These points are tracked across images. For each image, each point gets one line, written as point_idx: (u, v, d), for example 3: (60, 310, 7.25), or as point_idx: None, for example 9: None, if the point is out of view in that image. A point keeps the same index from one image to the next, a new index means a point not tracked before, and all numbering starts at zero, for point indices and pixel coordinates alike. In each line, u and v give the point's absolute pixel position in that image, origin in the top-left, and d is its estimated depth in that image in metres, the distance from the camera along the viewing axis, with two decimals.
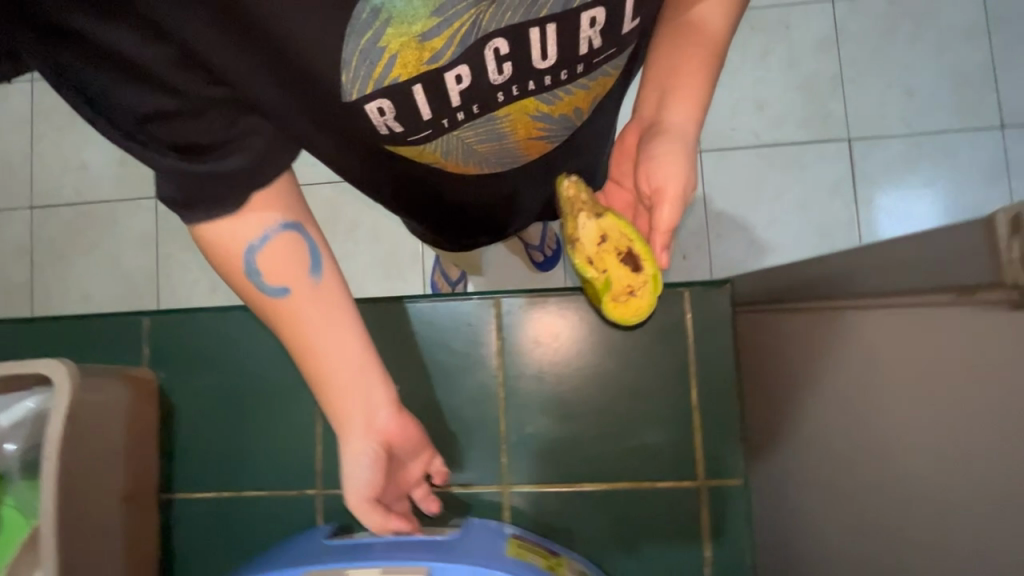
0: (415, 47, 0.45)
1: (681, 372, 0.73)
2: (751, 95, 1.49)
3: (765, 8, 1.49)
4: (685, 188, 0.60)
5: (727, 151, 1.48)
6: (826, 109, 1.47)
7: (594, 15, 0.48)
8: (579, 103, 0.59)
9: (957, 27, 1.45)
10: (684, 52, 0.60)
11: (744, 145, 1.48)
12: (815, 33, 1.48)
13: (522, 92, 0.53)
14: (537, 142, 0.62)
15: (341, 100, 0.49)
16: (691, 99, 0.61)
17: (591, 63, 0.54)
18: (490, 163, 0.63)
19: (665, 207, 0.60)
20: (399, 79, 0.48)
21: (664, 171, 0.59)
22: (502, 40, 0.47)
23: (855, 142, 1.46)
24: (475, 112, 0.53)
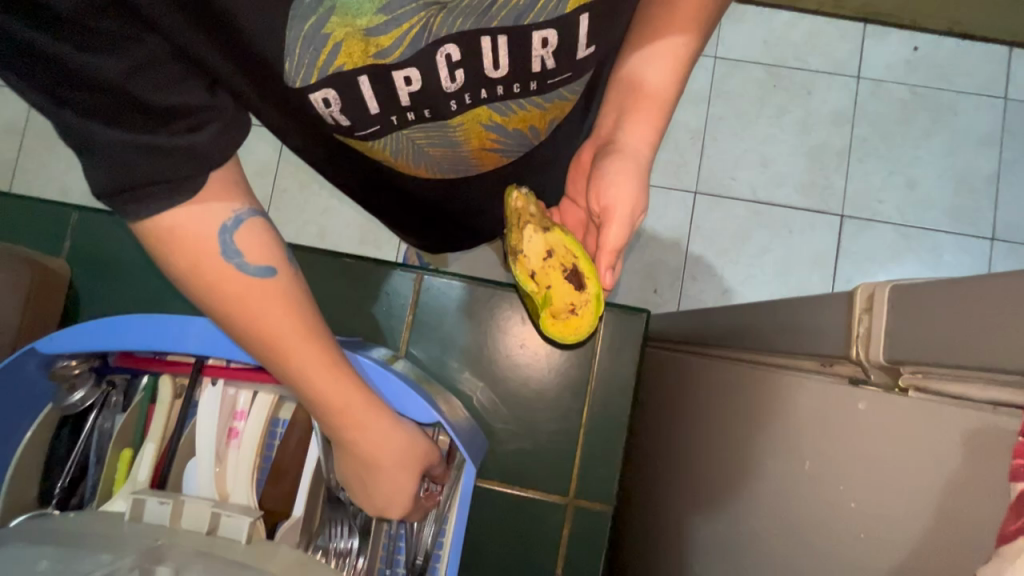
0: (359, 41, 0.42)
1: (580, 389, 0.74)
2: (757, 151, 1.49)
3: (791, 69, 1.50)
4: (633, 211, 0.56)
5: (721, 199, 1.48)
6: (826, 182, 1.47)
7: (546, 37, 0.44)
8: (535, 121, 0.57)
9: (971, 132, 1.46)
10: (648, 74, 0.56)
11: (738, 198, 1.48)
12: (832, 105, 1.49)
13: (474, 100, 0.50)
14: (492, 153, 0.61)
15: (288, 85, 0.46)
16: (649, 123, 0.57)
17: (546, 84, 0.50)
18: (443, 167, 0.63)
19: (611, 226, 0.57)
20: (344, 67, 0.44)
21: (609, 192, 0.56)
22: (453, 47, 0.44)
23: (846, 220, 1.46)
24: (426, 116, 0.52)
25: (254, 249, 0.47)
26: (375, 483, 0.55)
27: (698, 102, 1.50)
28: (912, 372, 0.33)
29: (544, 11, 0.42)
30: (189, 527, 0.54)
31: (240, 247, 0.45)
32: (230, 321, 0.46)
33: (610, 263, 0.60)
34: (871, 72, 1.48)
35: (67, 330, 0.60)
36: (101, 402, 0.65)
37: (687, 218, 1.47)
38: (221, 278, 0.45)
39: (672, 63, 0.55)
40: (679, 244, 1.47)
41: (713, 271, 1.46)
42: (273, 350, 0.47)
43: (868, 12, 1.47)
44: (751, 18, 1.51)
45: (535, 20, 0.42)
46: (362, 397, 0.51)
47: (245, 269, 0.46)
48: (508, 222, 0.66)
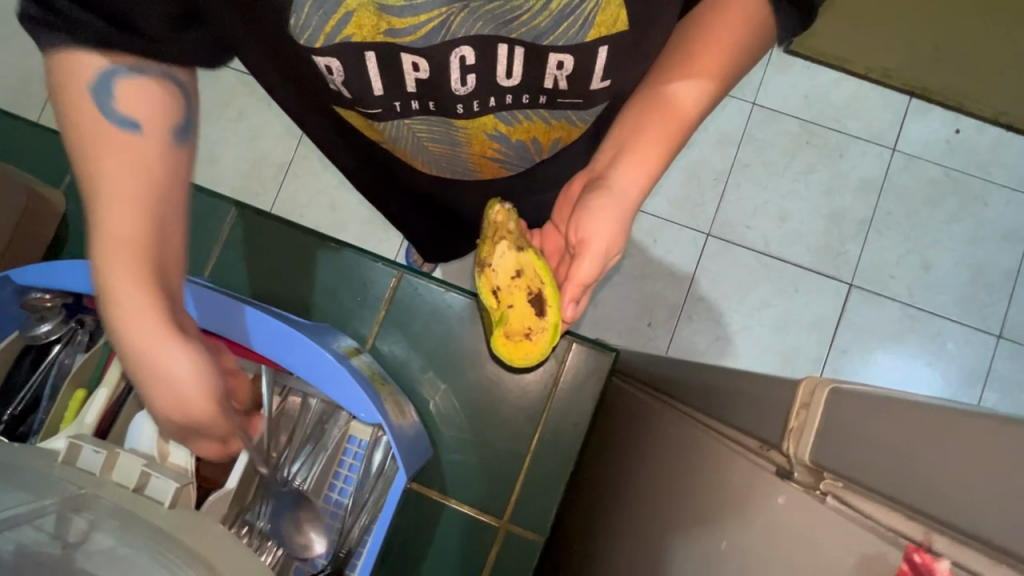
0: (372, 14, 0.39)
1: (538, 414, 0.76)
2: (777, 204, 1.47)
3: (827, 129, 1.48)
4: (610, 249, 0.54)
5: (733, 245, 1.46)
6: (842, 248, 1.45)
7: (561, 60, 0.44)
8: (540, 138, 0.56)
9: (997, 225, 1.43)
10: (660, 108, 0.51)
11: (750, 248, 1.46)
12: (862, 171, 1.46)
13: (481, 108, 0.50)
14: (492, 162, 0.60)
15: (296, 38, 0.43)
16: (647, 160, 0.52)
17: (556, 102, 0.50)
18: (441, 164, 0.62)
19: (584, 260, 0.54)
20: (351, 38, 0.42)
21: (590, 224, 0.52)
22: (469, 50, 0.42)
23: (855, 290, 1.43)
24: (430, 109, 0.50)
25: (136, 103, 0.44)
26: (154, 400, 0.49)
27: (727, 145, 1.48)
28: (835, 481, 0.32)
29: (565, 36, 0.41)
30: (118, 482, 0.54)
31: (115, 91, 0.44)
32: (87, 170, 0.44)
33: (574, 295, 0.58)
34: (908, 147, 1.46)
35: (38, 266, 0.61)
36: (66, 339, 0.66)
37: (695, 258, 1.46)
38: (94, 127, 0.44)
39: (689, 104, 0.50)
40: (682, 284, 1.45)
41: (712, 316, 1.44)
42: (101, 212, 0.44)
43: (916, 86, 1.44)
44: (796, 72, 1.49)
45: (555, 43, 0.42)
46: (153, 314, 0.45)
47: (110, 111, 0.44)
48: (484, 234, 0.67)
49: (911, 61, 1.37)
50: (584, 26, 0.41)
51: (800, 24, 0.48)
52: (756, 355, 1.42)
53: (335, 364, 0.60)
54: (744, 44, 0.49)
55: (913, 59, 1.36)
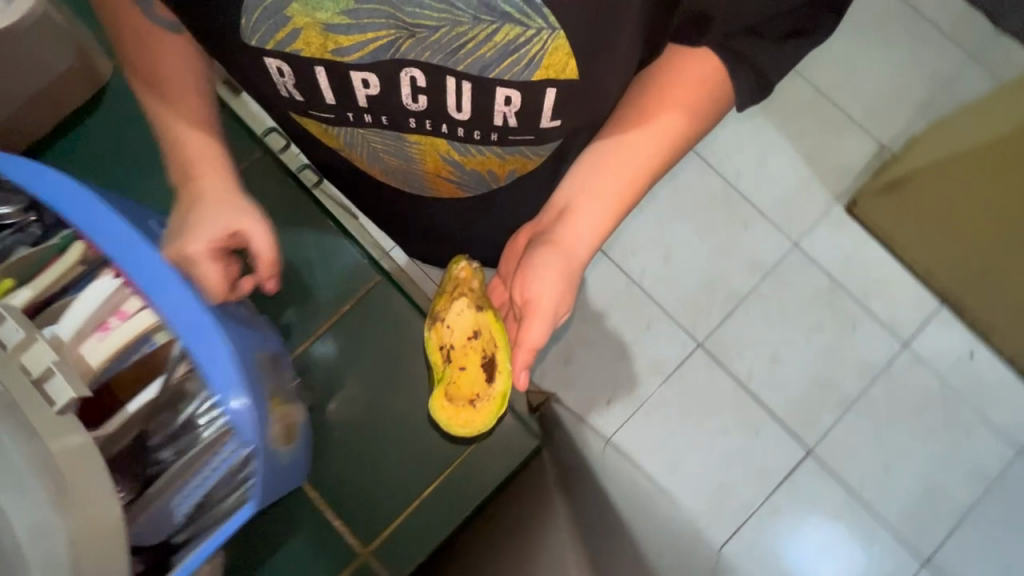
0: (318, 34, 0.42)
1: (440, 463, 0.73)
2: (773, 340, 1.23)
3: (848, 296, 1.26)
4: (558, 307, 0.57)
5: (720, 367, 1.21)
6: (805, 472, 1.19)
7: (509, 95, 0.47)
8: (494, 168, 0.58)
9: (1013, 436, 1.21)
10: (616, 172, 0.55)
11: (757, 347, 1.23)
12: (887, 323, 1.25)
13: (433, 129, 0.52)
14: (447, 182, 0.61)
15: (244, 41, 0.45)
16: (594, 221, 0.56)
17: (507, 139, 0.52)
18: (396, 175, 0.62)
19: (534, 323, 0.56)
20: (301, 53, 0.44)
21: (540, 283, 0.56)
22: (419, 72, 0.45)
23: (813, 458, 1.19)
24: (383, 124, 0.52)
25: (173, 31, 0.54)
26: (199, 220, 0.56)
27: (755, 231, 1.28)
28: None
29: (510, 72, 0.44)
30: (26, 367, 0.46)
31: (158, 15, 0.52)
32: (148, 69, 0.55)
33: (524, 361, 0.58)
34: (917, 350, 1.24)
35: None
36: (19, 228, 0.61)
37: (676, 352, 1.22)
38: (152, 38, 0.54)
39: (644, 167, 0.55)
40: (658, 374, 1.21)
41: (667, 424, 1.19)
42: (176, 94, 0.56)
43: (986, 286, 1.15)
44: (850, 235, 1.29)
45: (500, 76, 0.45)
46: (226, 200, 0.57)
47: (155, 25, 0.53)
48: (445, 288, 0.69)
49: (961, 274, 1.19)
50: (530, 65, 0.44)
51: (755, 88, 0.52)
52: (694, 481, 1.16)
53: (236, 375, 0.52)
54: (701, 113, 0.54)
55: (967, 277, 1.18)
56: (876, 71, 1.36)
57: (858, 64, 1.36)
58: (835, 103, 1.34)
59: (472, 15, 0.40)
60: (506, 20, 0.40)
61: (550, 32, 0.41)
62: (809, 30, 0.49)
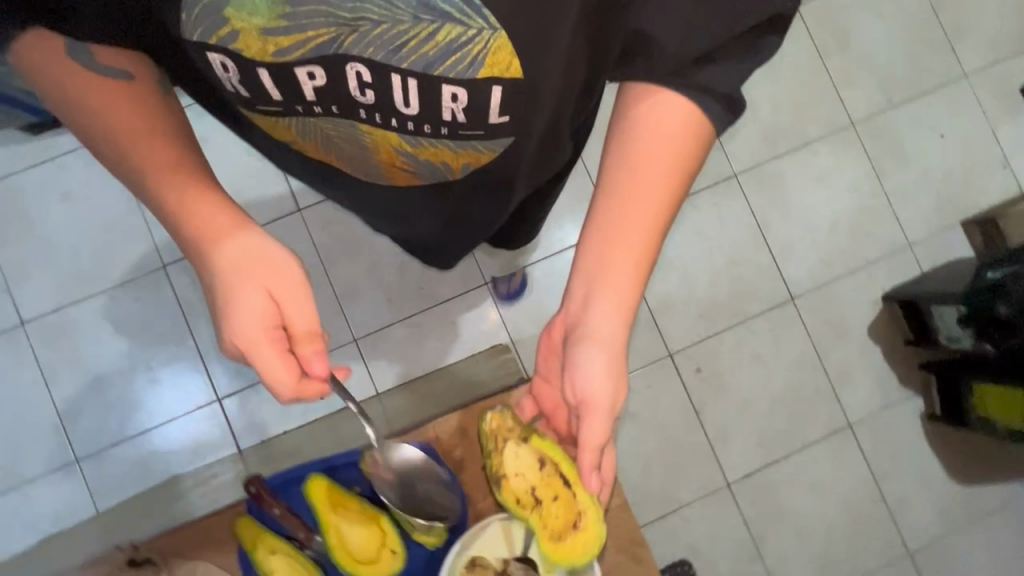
0: (257, 40, 0.38)
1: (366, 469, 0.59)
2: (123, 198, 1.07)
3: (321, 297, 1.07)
4: (615, 397, 0.47)
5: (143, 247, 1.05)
6: None
7: (456, 93, 0.42)
8: (448, 160, 0.51)
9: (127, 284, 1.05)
10: (634, 245, 0.47)
11: None
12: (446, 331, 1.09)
13: (384, 122, 0.46)
14: (403, 173, 0.54)
15: (183, 37, 0.39)
16: (623, 297, 0.47)
17: (457, 134, 0.47)
18: (351, 165, 0.54)
19: (590, 425, 0.47)
20: (241, 53, 0.40)
21: (585, 385, 0.47)
22: (363, 67, 0.40)
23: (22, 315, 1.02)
24: (335, 112, 0.45)
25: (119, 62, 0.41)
26: (234, 326, 0.41)
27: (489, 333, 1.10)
28: None
29: (454, 70, 0.41)
30: None
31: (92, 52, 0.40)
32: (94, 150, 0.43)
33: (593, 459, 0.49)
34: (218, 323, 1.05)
35: None
36: None
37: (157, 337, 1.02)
38: (60, 75, 0.40)
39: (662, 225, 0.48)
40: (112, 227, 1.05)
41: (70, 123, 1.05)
42: (134, 141, 0.41)
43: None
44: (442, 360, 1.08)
45: (446, 74, 0.41)
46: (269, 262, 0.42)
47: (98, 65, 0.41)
48: (487, 448, 0.63)
49: None
50: (472, 64, 0.40)
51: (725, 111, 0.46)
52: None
53: None
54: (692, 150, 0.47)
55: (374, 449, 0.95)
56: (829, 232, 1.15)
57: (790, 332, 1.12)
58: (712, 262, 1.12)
59: (412, 13, 0.37)
60: (447, 20, 0.37)
61: (490, 33, 0.38)
62: (767, 36, 0.44)
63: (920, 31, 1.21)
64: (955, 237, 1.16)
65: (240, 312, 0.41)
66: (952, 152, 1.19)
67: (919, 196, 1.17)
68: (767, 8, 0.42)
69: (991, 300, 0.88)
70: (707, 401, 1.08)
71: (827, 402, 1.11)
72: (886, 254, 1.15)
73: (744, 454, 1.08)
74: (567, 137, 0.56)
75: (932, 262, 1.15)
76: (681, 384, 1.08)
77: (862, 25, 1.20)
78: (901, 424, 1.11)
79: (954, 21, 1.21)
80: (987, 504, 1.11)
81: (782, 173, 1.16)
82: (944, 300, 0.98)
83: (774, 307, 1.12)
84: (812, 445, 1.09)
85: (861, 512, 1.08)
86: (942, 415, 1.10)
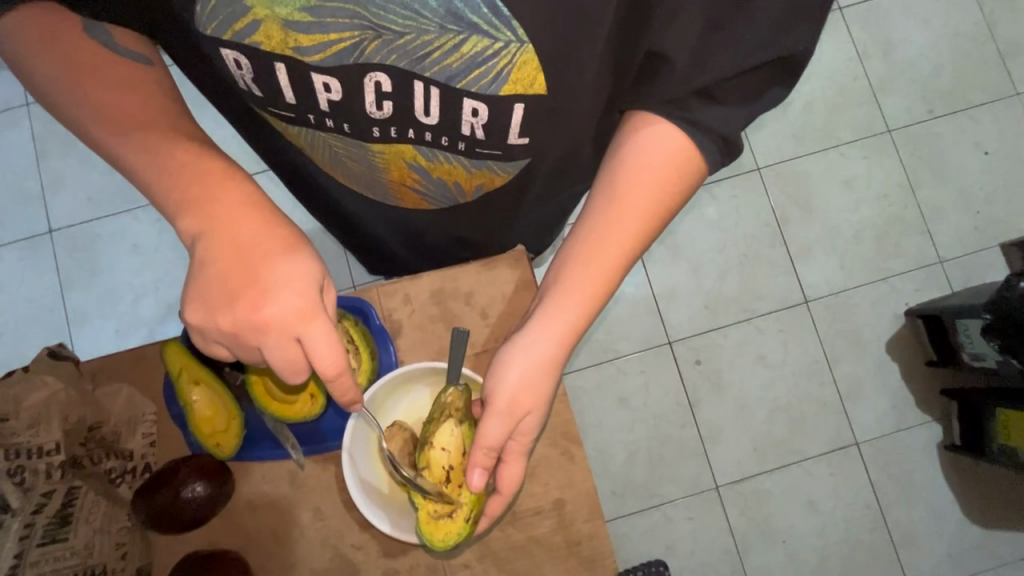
0: (278, 30, 0.40)
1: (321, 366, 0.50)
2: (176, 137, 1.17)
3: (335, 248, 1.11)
4: (527, 401, 0.43)
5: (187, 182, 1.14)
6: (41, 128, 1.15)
7: (476, 107, 0.45)
8: (461, 180, 0.55)
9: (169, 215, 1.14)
10: (576, 254, 0.44)
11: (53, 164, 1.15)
12: None
13: (399, 135, 0.49)
14: (414, 194, 0.58)
15: (196, 29, 0.41)
16: (571, 319, 0.44)
17: (474, 152, 0.50)
18: (358, 180, 0.58)
19: (488, 418, 0.43)
20: (261, 46, 0.41)
21: (496, 379, 0.43)
22: (384, 77, 0.43)
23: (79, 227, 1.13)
24: (345, 131, 0.49)
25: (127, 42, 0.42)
26: (274, 304, 0.35)
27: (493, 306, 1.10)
28: None
29: (477, 84, 0.43)
30: None
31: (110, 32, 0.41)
32: (89, 136, 0.39)
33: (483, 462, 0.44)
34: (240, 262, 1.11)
35: None
36: None
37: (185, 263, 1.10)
38: (81, 59, 0.40)
39: (613, 248, 0.43)
40: None
41: None
42: (153, 119, 0.39)
43: (545, 504, 0.50)
44: None
45: (467, 87, 0.43)
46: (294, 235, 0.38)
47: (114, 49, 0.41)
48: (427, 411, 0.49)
49: None
50: (497, 79, 0.43)
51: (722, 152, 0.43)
52: None
53: None
54: (672, 188, 0.43)
55: None
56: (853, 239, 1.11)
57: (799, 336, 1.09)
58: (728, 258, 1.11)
59: (439, 24, 0.39)
60: (473, 31, 0.39)
61: (517, 46, 0.40)
62: (777, 83, 0.42)
63: (970, 46, 1.15)
64: (991, 258, 1.10)
65: (282, 289, 0.36)
66: (995, 172, 1.12)
67: (955, 216, 1.11)
68: (780, 50, 0.40)
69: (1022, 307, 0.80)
70: (703, 395, 1.07)
71: (831, 415, 1.06)
72: (913, 267, 1.10)
73: (734, 456, 1.05)
74: (567, 171, 0.59)
75: (964, 283, 1.09)
76: (678, 373, 1.08)
77: (910, 33, 1.15)
78: (911, 451, 1.06)
79: (1009, 39, 1.15)
80: (1003, 555, 1.03)
81: (808, 172, 1.12)
82: (970, 312, 0.92)
83: (784, 308, 1.09)
84: (810, 458, 1.05)
85: (857, 537, 1.03)
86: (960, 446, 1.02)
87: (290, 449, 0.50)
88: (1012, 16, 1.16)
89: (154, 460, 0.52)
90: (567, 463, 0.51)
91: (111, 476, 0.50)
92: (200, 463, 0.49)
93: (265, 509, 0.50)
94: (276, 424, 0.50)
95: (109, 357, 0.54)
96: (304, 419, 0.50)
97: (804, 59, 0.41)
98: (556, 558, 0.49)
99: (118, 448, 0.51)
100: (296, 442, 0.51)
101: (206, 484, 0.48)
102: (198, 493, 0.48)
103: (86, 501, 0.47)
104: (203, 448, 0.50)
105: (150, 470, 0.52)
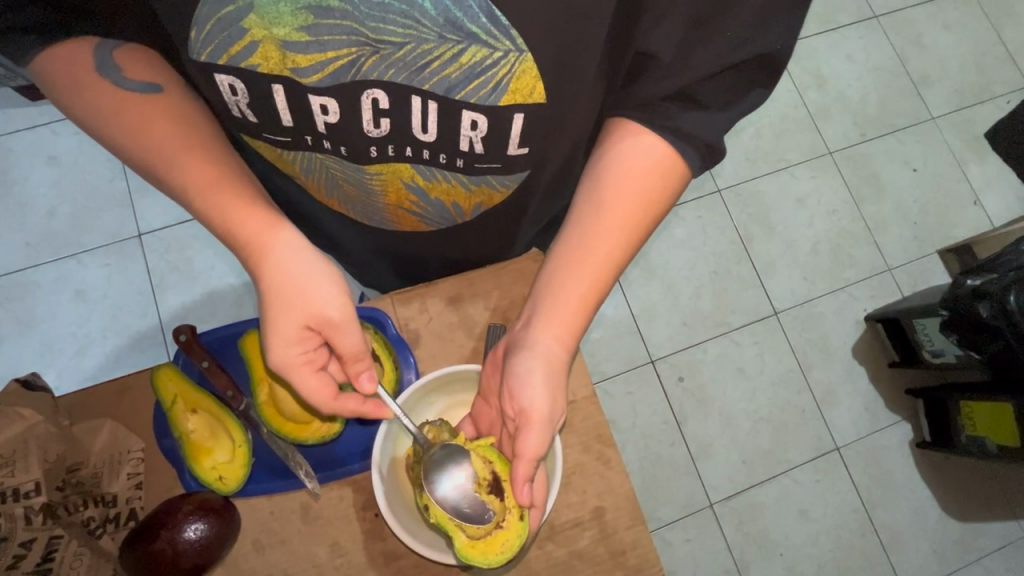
0: (276, 51, 0.37)
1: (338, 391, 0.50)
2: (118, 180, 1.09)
3: None
4: (556, 410, 0.43)
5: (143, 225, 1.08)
6: None
7: (475, 120, 0.42)
8: (459, 200, 0.51)
9: (116, 260, 1.06)
10: (563, 263, 0.45)
11: None
12: None
13: (397, 154, 0.46)
14: (411, 218, 0.54)
15: (191, 55, 0.38)
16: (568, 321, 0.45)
17: (473, 167, 0.47)
18: (353, 207, 0.54)
19: (529, 431, 0.42)
20: (258, 69, 0.38)
21: (525, 395, 0.43)
22: (382, 94, 0.40)
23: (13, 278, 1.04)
24: (342, 153, 0.46)
25: (137, 67, 0.40)
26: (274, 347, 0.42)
27: None
28: None
29: (475, 96, 0.40)
30: None
31: (119, 65, 0.39)
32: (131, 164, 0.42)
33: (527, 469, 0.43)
34: (205, 305, 1.05)
35: None
36: None
37: (143, 311, 1.04)
38: (98, 103, 0.39)
39: (606, 252, 0.44)
40: (115, 207, 1.08)
41: None
42: (169, 157, 0.40)
43: (585, 515, 0.48)
44: None
45: (466, 99, 0.41)
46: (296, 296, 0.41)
47: (124, 83, 0.39)
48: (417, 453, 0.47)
49: None
50: (496, 89, 0.40)
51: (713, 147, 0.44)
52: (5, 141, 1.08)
53: None
54: (659, 196, 0.45)
55: None
56: (810, 252, 1.18)
57: (774, 346, 1.12)
58: (698, 276, 1.14)
59: (438, 34, 0.36)
60: (473, 41, 0.37)
61: (517, 56, 0.38)
62: (762, 77, 0.42)
63: (890, 78, 1.28)
64: (931, 263, 1.19)
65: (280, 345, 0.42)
66: (923, 186, 1.23)
67: (896, 226, 1.21)
68: (760, 45, 0.40)
69: (973, 303, 0.84)
70: (688, 412, 1.07)
71: (810, 421, 1.09)
72: (867, 276, 1.17)
73: (724, 470, 1.05)
74: (573, 181, 0.57)
75: (911, 287, 1.17)
76: (663, 392, 1.08)
77: (838, 68, 1.28)
78: (887, 450, 1.09)
79: (920, 71, 1.29)
80: (982, 544, 1.06)
81: (764, 193, 1.19)
82: (928, 312, 0.97)
83: (756, 320, 1.13)
84: (797, 466, 1.06)
85: (847, 542, 1.04)
86: (930, 441, 1.07)
87: (305, 478, 0.46)
88: (920, 52, 1.30)
89: (141, 506, 0.47)
90: (603, 469, 0.49)
91: (91, 527, 0.45)
92: (204, 500, 0.44)
93: (278, 551, 0.46)
94: (286, 450, 0.47)
95: (89, 393, 0.49)
96: (322, 440, 0.49)
97: (786, 54, 0.42)
98: (601, 571, 0.47)
99: (99, 494, 0.46)
100: (310, 470, 0.47)
101: (209, 523, 0.43)
102: (199, 533, 0.43)
103: (67, 554, 0.42)
104: (203, 483, 0.46)
105: (135, 517, 0.46)
